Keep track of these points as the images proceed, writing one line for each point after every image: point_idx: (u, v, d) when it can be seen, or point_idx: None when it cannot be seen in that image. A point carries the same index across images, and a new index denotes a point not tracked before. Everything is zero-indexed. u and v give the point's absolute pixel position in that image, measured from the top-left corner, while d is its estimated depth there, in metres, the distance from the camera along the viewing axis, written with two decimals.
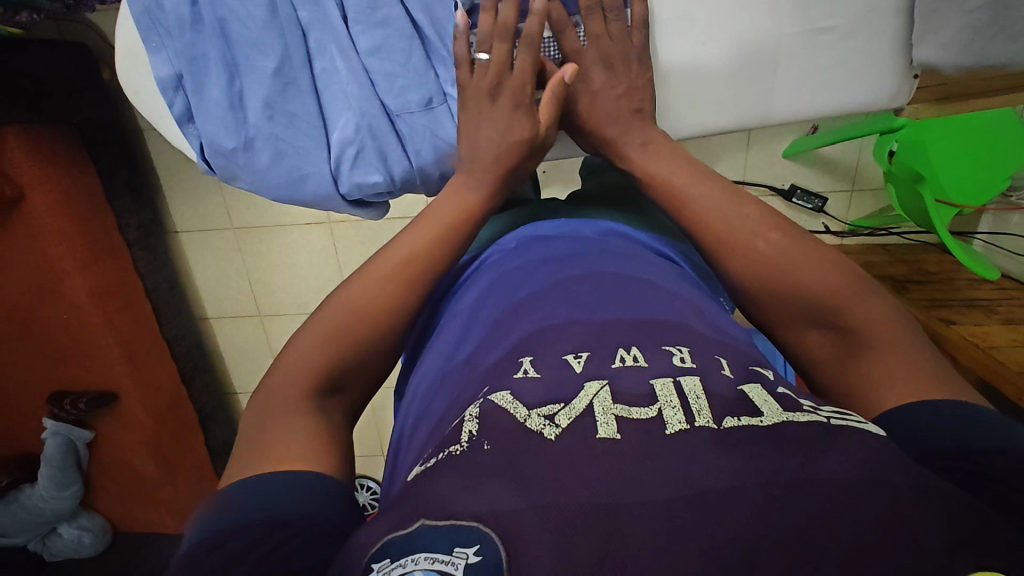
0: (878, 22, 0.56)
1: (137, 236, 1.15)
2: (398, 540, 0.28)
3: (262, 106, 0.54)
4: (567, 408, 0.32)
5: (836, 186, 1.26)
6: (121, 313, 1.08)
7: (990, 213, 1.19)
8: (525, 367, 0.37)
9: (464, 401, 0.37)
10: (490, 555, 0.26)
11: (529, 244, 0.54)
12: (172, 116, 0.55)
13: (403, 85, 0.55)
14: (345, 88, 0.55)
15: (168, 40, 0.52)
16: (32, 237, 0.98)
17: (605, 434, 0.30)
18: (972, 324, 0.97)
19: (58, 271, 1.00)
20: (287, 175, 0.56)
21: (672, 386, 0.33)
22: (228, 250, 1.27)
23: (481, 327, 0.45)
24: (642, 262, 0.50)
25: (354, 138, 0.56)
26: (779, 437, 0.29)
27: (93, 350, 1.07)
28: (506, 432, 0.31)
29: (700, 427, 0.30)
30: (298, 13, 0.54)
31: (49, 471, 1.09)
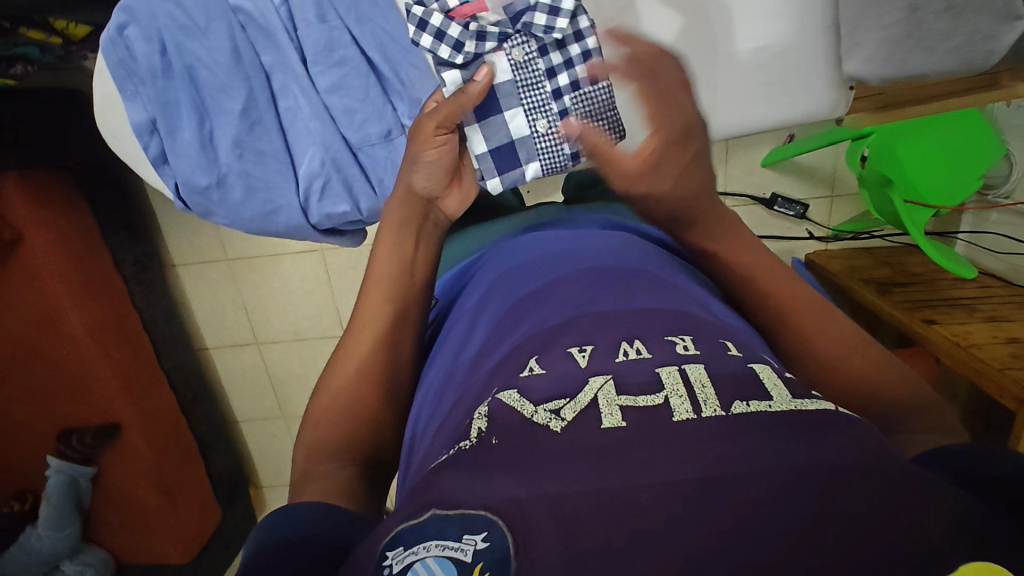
0: (811, 40, 0.67)
1: (134, 271, 1.19)
2: (409, 529, 0.29)
3: (232, 145, 0.69)
4: (572, 402, 0.33)
5: (816, 192, 1.28)
6: (119, 346, 1.11)
7: (969, 212, 1.20)
8: (530, 365, 0.37)
9: (471, 400, 0.38)
10: (500, 542, 0.27)
11: (529, 242, 0.57)
12: (149, 157, 0.68)
13: (354, 123, 0.71)
14: (307, 127, 0.71)
15: (142, 87, 0.65)
16: (32, 277, 1.01)
17: (610, 424, 0.31)
18: (955, 324, 0.98)
19: (59, 308, 1.03)
20: (259, 208, 0.72)
21: (678, 374, 0.34)
22: (224, 280, 1.31)
23: (484, 324, 0.47)
24: (637, 250, 0.52)
25: (319, 171, 0.71)
26: (788, 426, 0.29)
27: (93, 383, 1.09)
28: (513, 427, 0.32)
29: (707, 417, 0.30)
30: (259, 63, 0.68)
31: (48, 511, 1.09)
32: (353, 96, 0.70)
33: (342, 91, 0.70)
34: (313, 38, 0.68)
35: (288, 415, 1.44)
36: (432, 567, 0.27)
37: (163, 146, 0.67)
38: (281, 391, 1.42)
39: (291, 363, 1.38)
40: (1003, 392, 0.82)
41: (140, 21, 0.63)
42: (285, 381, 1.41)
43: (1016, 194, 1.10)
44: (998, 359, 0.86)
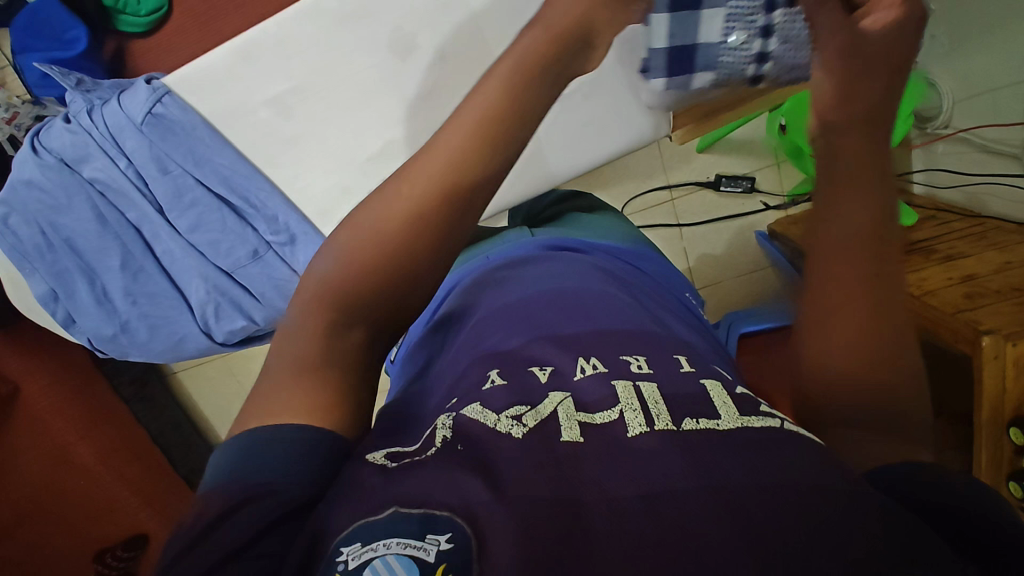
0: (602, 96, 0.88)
1: (132, 390, 1.29)
2: (368, 525, 0.33)
3: (125, 295, 0.83)
4: (532, 412, 0.38)
5: (762, 162, 1.28)
6: (129, 465, 1.18)
7: (918, 148, 1.17)
8: (492, 379, 0.43)
9: (436, 411, 0.44)
10: (461, 539, 0.32)
11: (519, 276, 0.61)
12: (58, 320, 0.82)
13: (223, 250, 0.83)
14: (184, 263, 0.84)
15: (36, 266, 0.79)
16: (37, 421, 1.08)
17: (569, 438, 0.36)
18: (911, 272, 0.96)
19: (65, 444, 1.10)
20: (168, 338, 0.86)
21: (632, 389, 0.40)
22: (222, 377, 1.39)
23: (464, 337, 0.53)
24: (599, 285, 0.58)
25: (209, 299, 0.85)
26: (730, 439, 0.35)
27: (115, 503, 1.17)
28: (477, 437, 0.37)
29: (660, 429, 0.36)
30: (127, 220, 0.81)
31: None
32: (213, 230, 0.83)
33: (206, 225, 0.82)
34: (164, 189, 0.80)
35: None
36: (393, 564, 0.32)
37: (66, 309, 0.81)
38: None
39: None
40: (958, 338, 0.80)
41: (15, 212, 0.77)
42: None
43: (953, 121, 1.06)
44: (951, 304, 0.85)
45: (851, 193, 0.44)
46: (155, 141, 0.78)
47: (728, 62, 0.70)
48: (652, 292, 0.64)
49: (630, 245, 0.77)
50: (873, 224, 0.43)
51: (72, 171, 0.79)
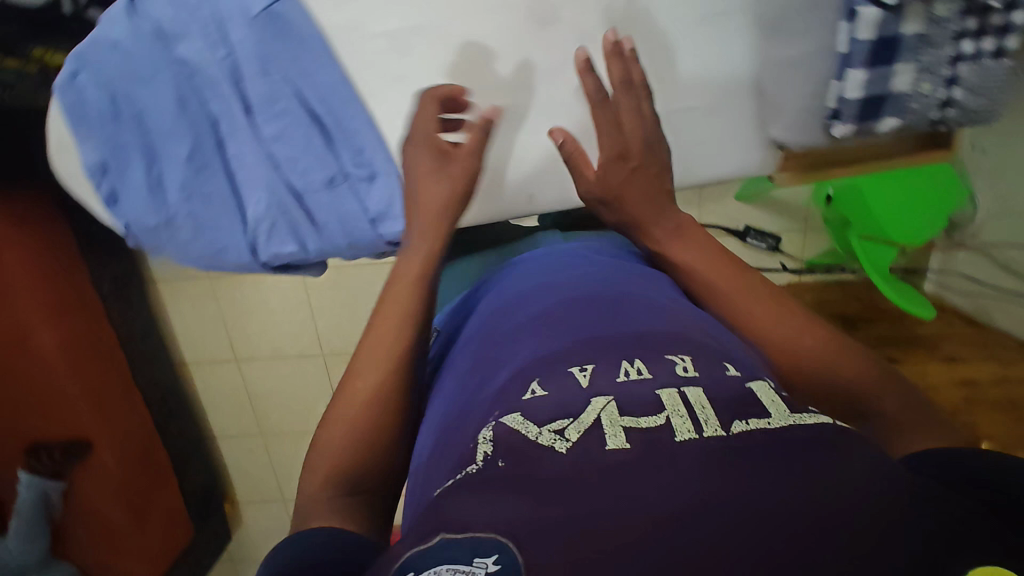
0: (739, 98, 0.59)
1: (112, 288, 1.20)
2: (418, 555, 0.30)
3: (179, 188, 0.63)
4: (575, 423, 0.36)
5: (789, 226, 1.29)
6: (89, 362, 1.12)
7: (938, 250, 1.20)
8: (532, 389, 0.40)
9: (478, 424, 0.40)
10: (509, 562, 0.29)
11: (545, 272, 0.58)
12: (100, 198, 0.64)
13: (301, 166, 0.63)
14: (253, 171, 0.63)
15: (93, 132, 0.61)
16: (5, 293, 1.01)
17: (614, 445, 0.34)
18: (914, 365, 0.98)
19: (28, 324, 1.04)
20: (208, 247, 0.66)
21: (678, 397, 0.37)
22: (205, 298, 1.35)
23: (485, 352, 0.50)
24: (638, 277, 0.54)
25: (266, 215, 0.64)
26: (786, 440, 0.33)
27: (61, 399, 1.10)
28: (520, 449, 0.35)
29: (711, 435, 0.34)
30: (206, 108, 0.62)
31: (20, 524, 1.09)
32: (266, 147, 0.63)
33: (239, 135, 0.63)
34: (258, 85, 0.61)
35: (265, 432, 1.48)
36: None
37: (113, 186, 0.63)
38: (258, 408, 1.46)
39: (267, 380, 1.42)
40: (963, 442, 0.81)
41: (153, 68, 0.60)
42: (262, 399, 1.45)
43: (982, 234, 1.10)
44: (957, 406, 0.87)
45: (737, 285, 0.51)
46: (264, 38, 0.59)
47: (917, 109, 0.51)
48: None
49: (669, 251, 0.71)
50: (766, 307, 0.50)
51: (162, 40, 0.59)
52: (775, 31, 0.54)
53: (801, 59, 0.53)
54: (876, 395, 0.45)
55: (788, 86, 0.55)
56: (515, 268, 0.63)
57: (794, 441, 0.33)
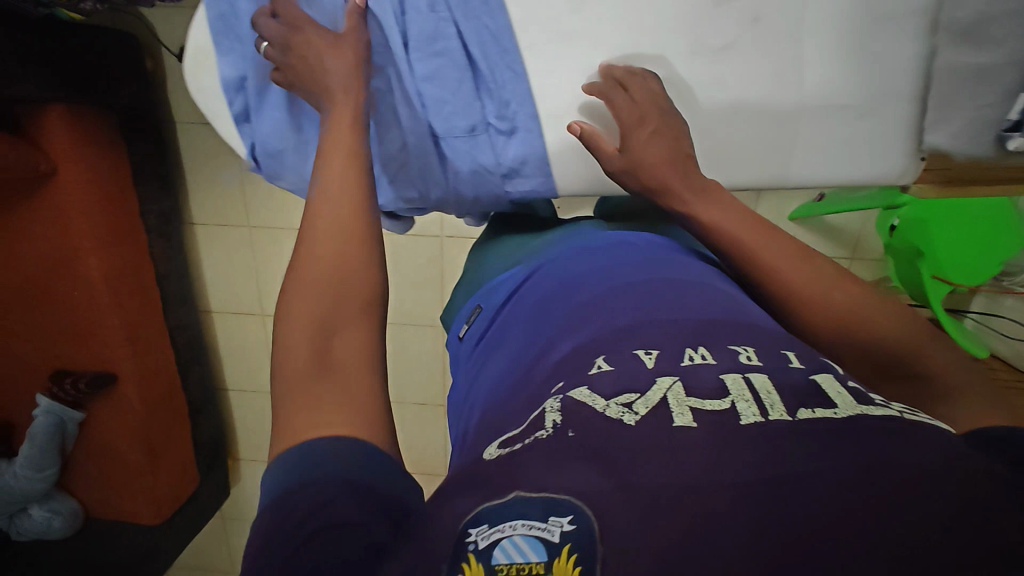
0: (895, 106, 0.62)
1: (156, 223, 1.18)
2: (491, 509, 0.30)
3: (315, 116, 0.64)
4: (643, 398, 0.34)
5: (837, 252, 1.28)
6: (132, 298, 1.11)
7: (982, 294, 1.21)
8: (598, 363, 0.38)
9: (537, 398, 0.38)
10: (584, 523, 0.29)
11: (595, 252, 0.55)
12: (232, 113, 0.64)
13: (448, 110, 0.64)
14: (395, 109, 0.64)
15: (236, 45, 0.61)
16: (60, 213, 1.00)
17: (681, 423, 0.32)
18: None
19: (79, 249, 1.02)
20: None
21: (743, 382, 0.35)
22: (241, 245, 1.30)
23: (547, 326, 0.47)
24: (698, 266, 0.52)
25: (396, 156, 0.66)
26: (858, 426, 0.31)
27: (100, 330, 1.08)
28: (592, 423, 0.33)
29: (775, 420, 0.32)
30: None
31: (32, 450, 1.08)
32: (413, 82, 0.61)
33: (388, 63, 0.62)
34: (419, 21, 0.61)
35: None
36: (520, 545, 0.29)
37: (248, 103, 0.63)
38: None
39: None
40: None
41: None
42: None
43: None
44: None
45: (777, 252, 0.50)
46: None
47: None
48: None
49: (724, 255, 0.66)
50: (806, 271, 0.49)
51: None
52: (966, 37, 0.56)
53: (988, 70, 0.56)
54: (921, 356, 0.44)
55: (964, 93, 0.58)
56: (556, 251, 0.61)
57: (903, 432, 0.31)
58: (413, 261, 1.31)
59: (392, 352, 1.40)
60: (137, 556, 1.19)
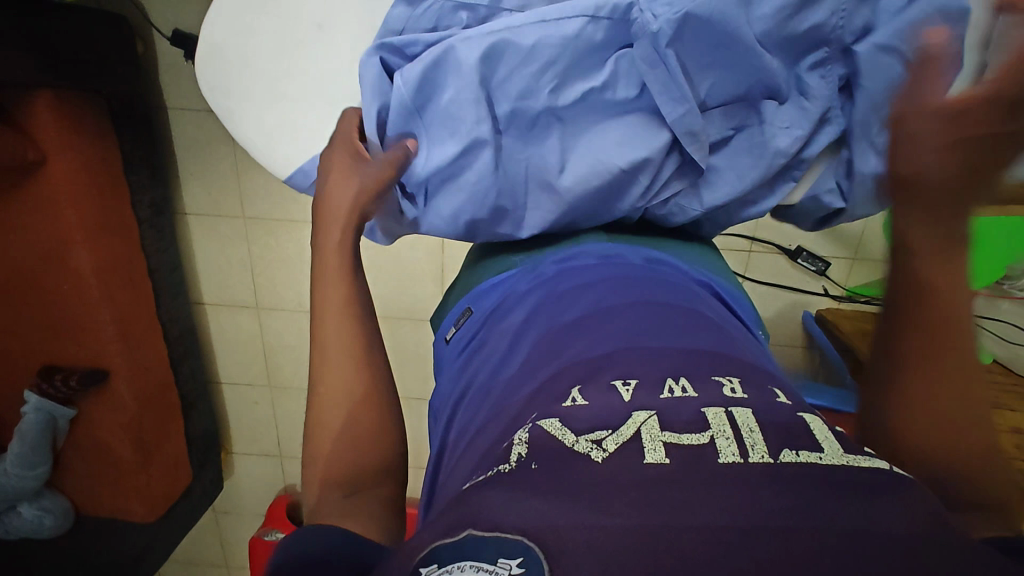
0: None
1: (149, 215, 1.13)
2: (447, 546, 0.32)
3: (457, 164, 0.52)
4: (614, 434, 0.35)
5: (839, 252, 1.28)
6: (123, 291, 1.06)
7: (980, 296, 1.22)
8: (573, 396, 0.40)
9: (516, 422, 0.40)
10: (534, 565, 0.29)
11: (577, 268, 0.57)
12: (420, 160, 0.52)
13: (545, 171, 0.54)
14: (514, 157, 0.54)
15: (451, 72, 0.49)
16: (48, 204, 0.96)
17: (652, 460, 0.32)
18: None
19: (67, 241, 0.98)
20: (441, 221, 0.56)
21: (724, 417, 0.35)
22: (235, 237, 1.27)
23: (529, 343, 0.49)
24: (683, 290, 0.54)
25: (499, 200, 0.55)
26: (832, 478, 0.30)
27: (89, 325, 1.04)
28: (555, 455, 0.34)
29: (754, 462, 0.32)
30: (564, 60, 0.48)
31: (23, 447, 1.06)
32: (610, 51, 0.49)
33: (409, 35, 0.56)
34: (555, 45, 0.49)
35: (274, 384, 1.41)
36: None
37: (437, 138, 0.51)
38: (271, 359, 1.39)
39: (289, 333, 1.35)
40: None
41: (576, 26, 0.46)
42: (278, 351, 1.37)
43: None
44: None
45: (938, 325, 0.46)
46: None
47: None
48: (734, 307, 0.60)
49: (722, 276, 0.66)
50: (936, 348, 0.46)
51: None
52: None
53: None
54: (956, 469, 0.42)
55: None
56: (540, 262, 0.62)
57: (864, 480, 0.31)
58: (413, 256, 1.28)
59: (390, 347, 1.38)
60: (132, 557, 1.16)
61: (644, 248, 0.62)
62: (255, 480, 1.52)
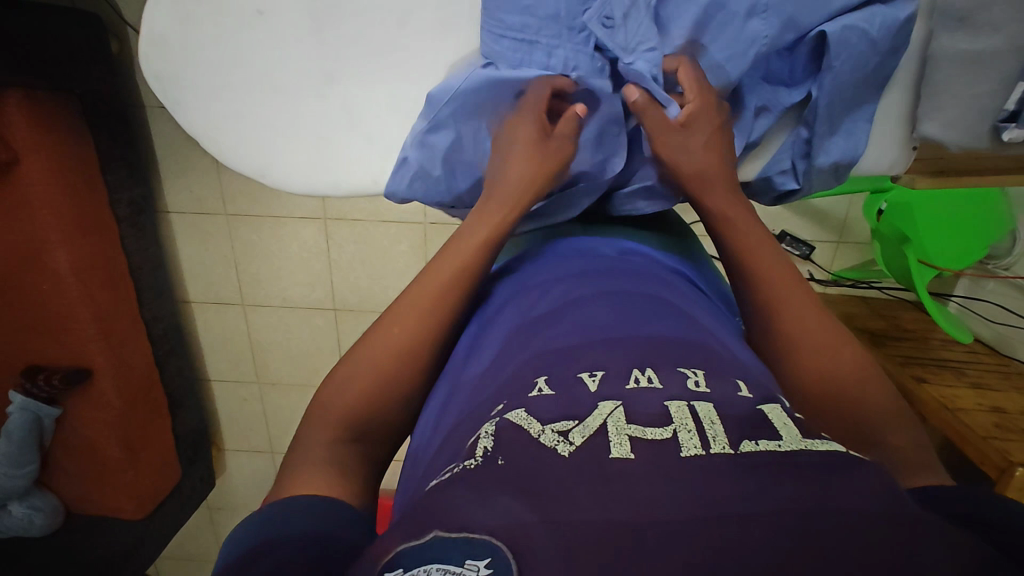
0: (888, 94, 0.58)
1: (128, 213, 1.14)
2: (412, 550, 0.30)
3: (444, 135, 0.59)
4: (581, 427, 0.34)
5: (823, 237, 1.25)
6: (103, 289, 1.07)
7: (967, 277, 1.21)
8: (539, 386, 0.39)
9: (481, 416, 0.39)
10: (501, 569, 0.27)
11: (549, 257, 0.57)
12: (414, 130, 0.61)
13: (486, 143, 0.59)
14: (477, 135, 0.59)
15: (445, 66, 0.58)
16: (22, 204, 0.96)
17: (617, 454, 0.32)
18: (943, 385, 0.98)
19: (43, 241, 0.98)
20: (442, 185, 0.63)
21: (686, 410, 0.35)
22: (217, 235, 1.27)
23: (500, 338, 0.48)
24: (656, 279, 0.52)
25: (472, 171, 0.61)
26: (797, 464, 0.30)
27: (69, 324, 1.05)
28: (520, 447, 0.33)
29: (716, 452, 0.31)
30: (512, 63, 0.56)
31: (8, 447, 1.05)
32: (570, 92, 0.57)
33: (356, 19, 0.58)
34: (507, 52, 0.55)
35: (263, 380, 1.42)
36: None
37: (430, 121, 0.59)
38: (258, 356, 1.39)
39: (275, 330, 1.36)
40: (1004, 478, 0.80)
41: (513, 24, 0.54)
42: (264, 347, 1.38)
43: (1015, 267, 1.10)
44: (984, 427, 0.88)
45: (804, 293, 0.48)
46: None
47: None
48: (714, 296, 0.58)
49: (702, 264, 0.63)
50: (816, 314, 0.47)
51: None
52: (963, 22, 0.50)
53: (983, 59, 0.51)
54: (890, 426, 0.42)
55: (958, 83, 0.53)
56: (512, 259, 0.61)
57: (819, 465, 0.30)
58: (394, 248, 1.25)
59: None
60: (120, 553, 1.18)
61: (618, 238, 0.60)
62: (246, 476, 1.53)
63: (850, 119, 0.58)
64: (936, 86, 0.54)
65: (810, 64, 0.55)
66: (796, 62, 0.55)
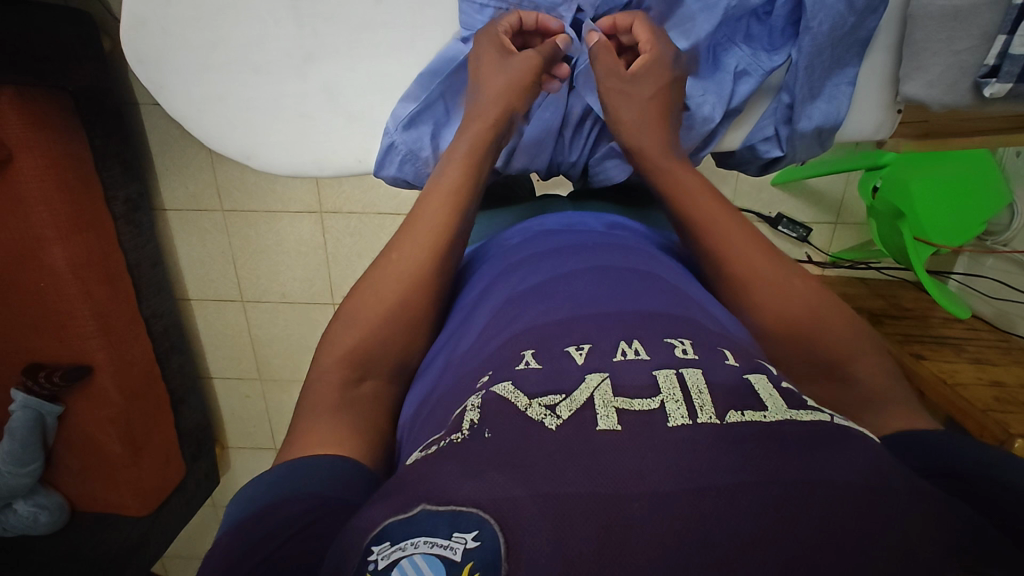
0: (871, 55, 0.58)
1: (124, 210, 1.15)
2: (397, 524, 0.29)
3: (428, 106, 0.61)
4: (568, 399, 0.33)
5: (820, 218, 1.24)
6: (101, 287, 1.07)
7: (966, 254, 1.20)
8: (527, 359, 0.38)
9: (466, 389, 0.38)
10: (488, 541, 0.28)
11: (536, 236, 0.56)
12: (397, 112, 0.62)
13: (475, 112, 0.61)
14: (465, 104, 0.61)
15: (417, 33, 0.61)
16: (18, 203, 0.97)
17: (605, 426, 0.31)
18: (943, 361, 0.98)
19: (40, 239, 0.99)
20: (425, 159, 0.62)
21: (675, 379, 0.34)
22: (214, 232, 1.28)
23: (489, 310, 0.46)
24: (644, 253, 0.51)
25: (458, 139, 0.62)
26: (781, 435, 0.30)
27: (69, 321, 1.06)
28: (507, 420, 0.33)
29: (702, 423, 0.31)
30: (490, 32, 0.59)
31: (12, 446, 1.06)
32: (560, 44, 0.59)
33: (332, 2, 0.59)
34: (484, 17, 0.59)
35: (264, 376, 1.42)
36: (419, 564, 0.28)
37: (414, 97, 0.61)
38: (259, 351, 1.40)
39: (275, 325, 1.36)
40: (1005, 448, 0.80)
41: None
42: (264, 342, 1.38)
43: (1014, 242, 1.09)
44: (984, 401, 0.87)
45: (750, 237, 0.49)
46: None
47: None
48: None
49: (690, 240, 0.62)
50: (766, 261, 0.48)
51: None
52: None
53: (964, 13, 0.51)
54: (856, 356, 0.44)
55: (939, 40, 0.53)
56: (501, 236, 0.61)
57: (805, 437, 0.30)
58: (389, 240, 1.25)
59: None
60: (126, 549, 1.18)
61: (607, 214, 0.60)
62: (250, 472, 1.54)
63: (831, 83, 0.58)
64: (917, 45, 0.54)
65: (787, 27, 0.57)
66: (773, 27, 0.57)
